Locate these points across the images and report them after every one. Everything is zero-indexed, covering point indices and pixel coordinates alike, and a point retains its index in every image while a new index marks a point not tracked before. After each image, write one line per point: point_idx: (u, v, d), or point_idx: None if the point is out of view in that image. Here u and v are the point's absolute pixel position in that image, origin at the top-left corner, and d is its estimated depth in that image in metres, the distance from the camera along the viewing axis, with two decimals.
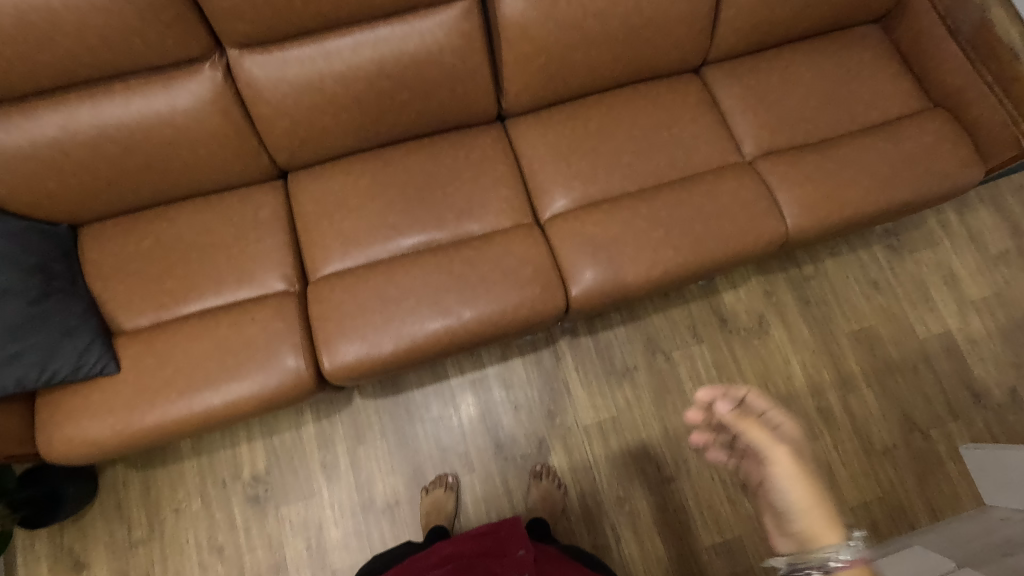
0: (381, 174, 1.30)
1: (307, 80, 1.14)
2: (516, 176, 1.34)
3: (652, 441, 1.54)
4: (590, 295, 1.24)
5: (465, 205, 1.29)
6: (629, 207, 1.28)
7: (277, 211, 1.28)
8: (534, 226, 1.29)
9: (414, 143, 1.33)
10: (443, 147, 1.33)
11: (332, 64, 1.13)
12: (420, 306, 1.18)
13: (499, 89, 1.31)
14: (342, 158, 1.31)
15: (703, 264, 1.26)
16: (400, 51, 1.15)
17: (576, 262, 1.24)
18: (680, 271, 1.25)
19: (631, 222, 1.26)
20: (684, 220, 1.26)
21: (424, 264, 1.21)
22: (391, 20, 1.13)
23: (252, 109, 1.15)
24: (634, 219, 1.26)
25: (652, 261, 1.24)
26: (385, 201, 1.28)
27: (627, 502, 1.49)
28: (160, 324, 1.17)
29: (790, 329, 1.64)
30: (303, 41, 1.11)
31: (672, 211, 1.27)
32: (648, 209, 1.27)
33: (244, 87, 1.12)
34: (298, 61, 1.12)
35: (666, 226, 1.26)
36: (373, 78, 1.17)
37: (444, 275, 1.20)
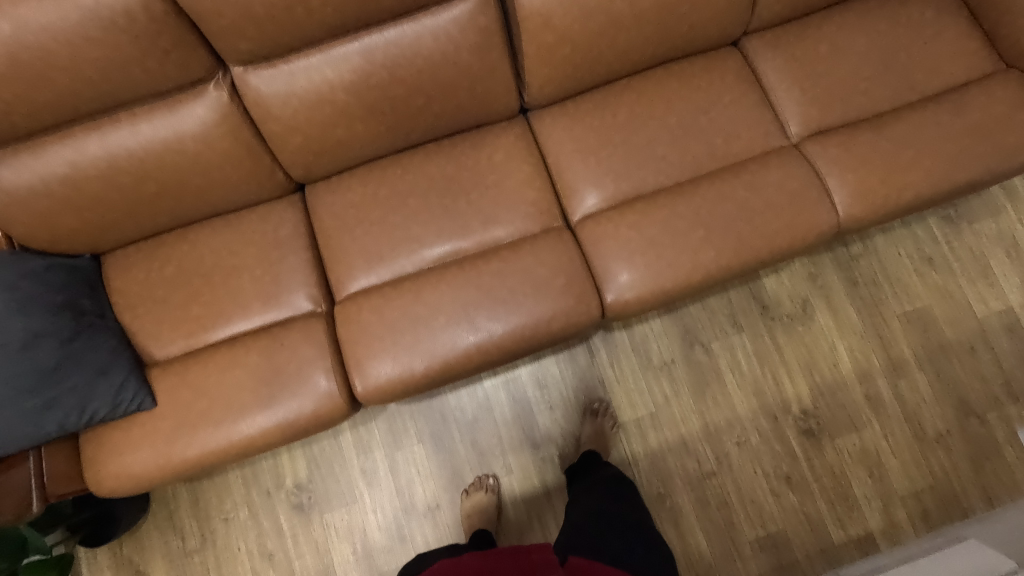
0: (400, 183, 1.23)
1: (316, 92, 1.06)
2: (543, 175, 1.26)
3: (692, 437, 1.50)
4: (627, 303, 1.18)
5: (490, 211, 1.22)
6: (667, 206, 1.20)
7: (297, 227, 1.24)
8: (565, 229, 1.22)
9: (435, 146, 1.26)
10: (464, 149, 1.25)
11: (342, 73, 1.05)
12: (452, 325, 1.14)
13: (520, 82, 1.22)
14: (361, 167, 1.25)
15: (747, 264, 1.18)
16: (412, 54, 1.07)
17: (611, 269, 1.18)
18: (722, 273, 1.18)
19: (668, 221, 1.18)
20: (726, 218, 1.17)
21: (452, 279, 1.16)
22: (403, 20, 1.04)
23: (263, 127, 1.09)
24: (671, 219, 1.18)
25: (692, 264, 1.17)
26: (408, 212, 1.22)
27: (669, 498, 1.47)
28: (191, 353, 1.16)
29: (836, 313, 1.56)
30: (309, 51, 1.03)
31: (714, 208, 1.18)
32: (686, 207, 1.19)
33: (252, 105, 1.06)
34: (306, 73, 1.04)
35: (706, 224, 1.17)
36: (387, 84, 1.09)
37: (473, 290, 1.16)
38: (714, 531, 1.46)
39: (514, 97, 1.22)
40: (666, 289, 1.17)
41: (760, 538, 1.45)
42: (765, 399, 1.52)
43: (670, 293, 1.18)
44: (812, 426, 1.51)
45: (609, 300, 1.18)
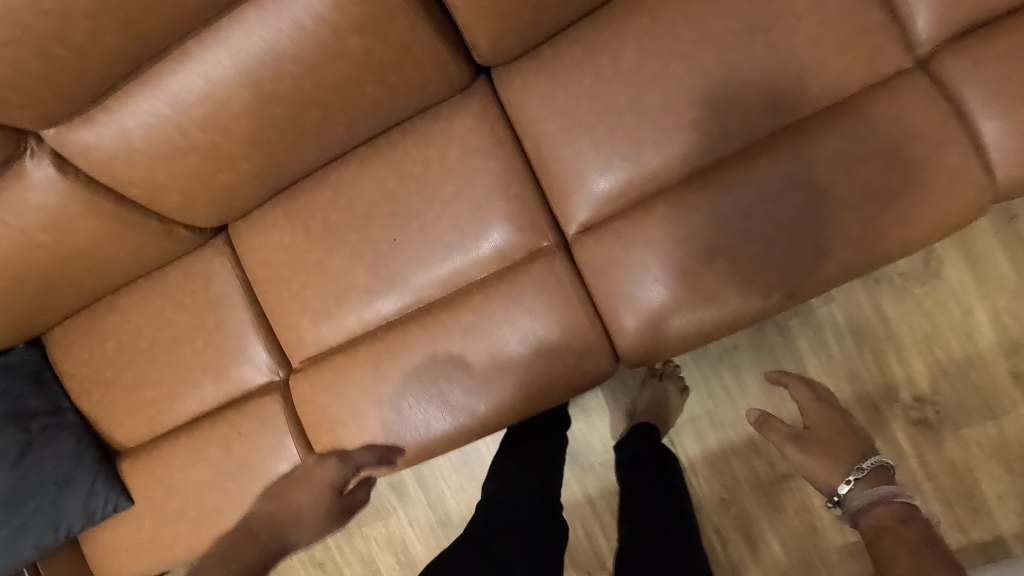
0: (333, 213, 0.93)
1: (165, 140, 0.75)
2: (518, 171, 0.89)
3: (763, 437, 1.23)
4: (648, 351, 0.85)
5: (452, 238, 0.90)
6: (702, 206, 0.80)
7: (229, 281, 1.00)
8: (557, 251, 0.88)
9: (373, 151, 0.92)
10: (405, 151, 0.91)
11: (186, 109, 0.72)
12: (422, 405, 0.91)
13: (461, 40, 0.80)
14: (286, 191, 0.96)
15: (828, 281, 0.79)
16: (275, 57, 0.70)
17: (623, 307, 0.85)
18: (790, 299, 0.80)
19: (702, 230, 0.80)
20: (794, 216, 0.77)
21: (412, 347, 0.91)
22: (243, 10, 0.67)
23: (125, 191, 0.81)
24: (705, 225, 0.80)
25: (741, 293, 0.79)
26: (348, 252, 0.93)
27: (735, 504, 1.26)
28: (156, 440, 1.05)
29: (974, 265, 1.12)
30: (129, 87, 0.71)
31: (775, 204, 0.77)
32: (730, 204, 0.79)
33: (94, 172, 0.78)
34: (140, 120, 0.72)
35: (761, 230, 0.78)
36: (259, 107, 0.74)
37: (439, 361, 0.90)
38: (792, 539, 1.23)
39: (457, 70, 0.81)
40: (704, 332, 0.83)
41: (849, 544, 1.20)
42: (862, 386, 1.17)
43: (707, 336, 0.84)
44: (928, 415, 1.16)
45: (624, 348, 0.87)
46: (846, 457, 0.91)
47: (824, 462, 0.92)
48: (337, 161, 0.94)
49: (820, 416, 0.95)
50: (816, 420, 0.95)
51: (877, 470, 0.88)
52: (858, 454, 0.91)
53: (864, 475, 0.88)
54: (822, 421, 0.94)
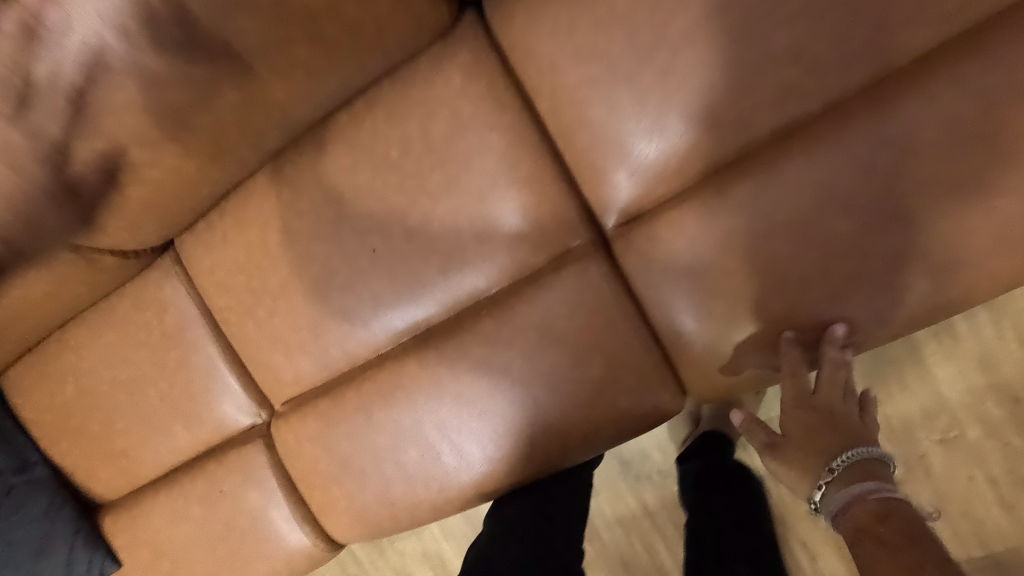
0: (293, 220, 0.71)
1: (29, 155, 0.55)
2: (529, 144, 0.63)
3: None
4: (724, 385, 0.64)
5: (446, 245, 0.66)
6: (813, 183, 0.55)
7: (184, 309, 0.81)
8: (594, 249, 0.63)
9: (334, 132, 0.68)
10: (374, 128, 0.66)
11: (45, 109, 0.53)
12: (437, 479, 0.71)
13: None
14: (231, 196, 0.74)
15: (986, 274, 0.54)
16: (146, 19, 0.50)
17: (689, 325, 0.61)
18: (929, 301, 0.56)
19: (800, 211, 0.56)
20: (930, 182, 0.52)
21: (419, 415, 0.70)
22: None
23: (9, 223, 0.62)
24: (805, 204, 0.55)
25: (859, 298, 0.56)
26: (319, 269, 0.71)
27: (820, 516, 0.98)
28: (137, 493, 0.91)
29: None
30: None
31: (930, 175, 0.52)
32: (839, 169, 0.54)
33: None
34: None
35: (884, 206, 0.54)
36: (148, 98, 0.55)
37: (451, 427, 0.69)
38: None
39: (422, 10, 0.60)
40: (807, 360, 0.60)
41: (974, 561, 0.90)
42: (998, 369, 0.86)
43: (785, 376, 0.59)
44: None
45: (689, 378, 0.65)
46: (817, 456, 0.62)
47: (798, 471, 0.65)
48: (289, 148, 0.71)
49: (801, 425, 0.63)
50: (796, 430, 0.64)
51: (855, 464, 0.60)
52: (833, 449, 0.61)
53: (835, 477, 0.60)
54: (803, 427, 0.63)
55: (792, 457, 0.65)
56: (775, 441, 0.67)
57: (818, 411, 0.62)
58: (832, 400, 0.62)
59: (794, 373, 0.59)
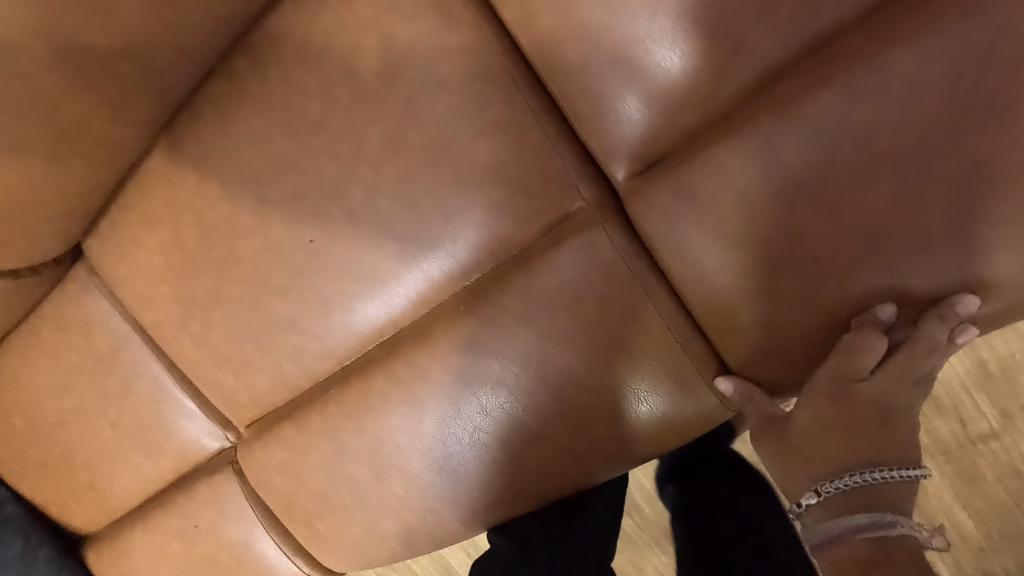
0: (204, 208, 0.54)
1: None
2: (495, 70, 0.44)
3: (943, 377, 0.70)
4: (789, 382, 0.45)
5: (399, 223, 0.49)
6: (942, 79, 0.35)
7: (114, 326, 0.67)
8: (599, 213, 0.46)
9: (234, 88, 0.50)
10: (282, 74, 0.48)
11: None
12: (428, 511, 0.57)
13: None
14: (128, 185, 0.57)
15: None
16: None
17: (743, 310, 0.43)
18: None
19: (911, 131, 0.35)
20: None
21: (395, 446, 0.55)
22: None
23: None
24: (918, 119, 0.35)
25: (1002, 256, 0.37)
26: (248, 268, 0.55)
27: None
28: (110, 529, 0.80)
29: None
30: None
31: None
32: (969, 59, 0.34)
33: None
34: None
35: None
36: None
37: (440, 458, 0.54)
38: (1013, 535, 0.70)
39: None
40: (928, 355, 0.39)
41: None
42: None
43: (854, 356, 0.40)
44: None
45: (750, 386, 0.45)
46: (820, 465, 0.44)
47: (778, 467, 0.47)
48: (182, 117, 0.52)
49: (818, 417, 0.43)
50: (809, 420, 0.43)
51: (855, 493, 0.43)
52: (842, 463, 0.43)
53: (821, 501, 0.44)
54: (823, 419, 0.43)
55: (774, 451, 0.46)
56: (773, 417, 0.45)
57: (855, 407, 0.42)
58: (876, 398, 0.42)
59: (856, 347, 0.40)
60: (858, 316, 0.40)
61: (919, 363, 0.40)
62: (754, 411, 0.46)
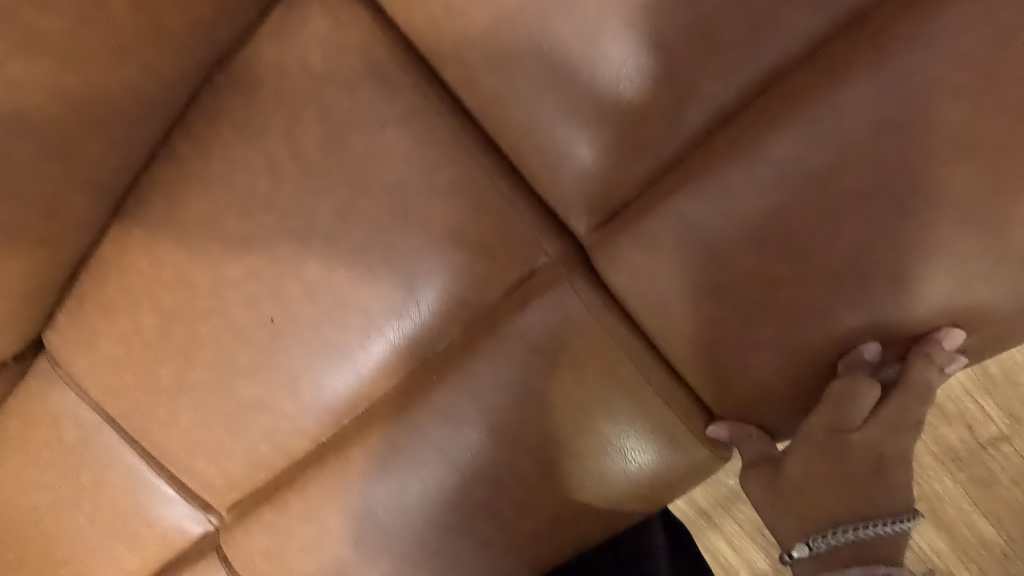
0: (156, 297, 0.51)
1: None
2: (443, 133, 0.43)
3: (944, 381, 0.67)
4: (779, 425, 0.42)
5: (361, 295, 0.46)
6: (901, 112, 0.32)
7: (71, 425, 0.60)
8: (565, 269, 0.44)
9: (176, 170, 0.48)
10: (227, 153, 0.46)
11: None
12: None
13: None
14: (80, 276, 0.54)
15: None
16: None
17: (726, 360, 0.40)
18: None
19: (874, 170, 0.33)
20: None
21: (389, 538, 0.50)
22: None
23: None
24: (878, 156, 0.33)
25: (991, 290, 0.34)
26: (207, 354, 0.51)
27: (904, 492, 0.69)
28: None
29: None
30: None
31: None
32: (926, 89, 0.31)
33: None
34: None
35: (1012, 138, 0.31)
36: None
37: (433, 545, 0.49)
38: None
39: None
40: (920, 395, 0.37)
41: None
42: None
43: (844, 404, 0.37)
44: None
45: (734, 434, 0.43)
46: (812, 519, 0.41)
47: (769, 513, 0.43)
48: (127, 205, 0.50)
49: (819, 465, 0.40)
50: (800, 471, 0.41)
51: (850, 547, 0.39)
52: (843, 513, 0.40)
53: (813, 554, 0.40)
54: (817, 471, 0.40)
55: (767, 503, 0.43)
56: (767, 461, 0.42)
57: (850, 460, 0.39)
58: (870, 448, 0.39)
59: (847, 392, 0.37)
60: (844, 358, 0.37)
61: (912, 406, 0.38)
62: (749, 454, 0.43)
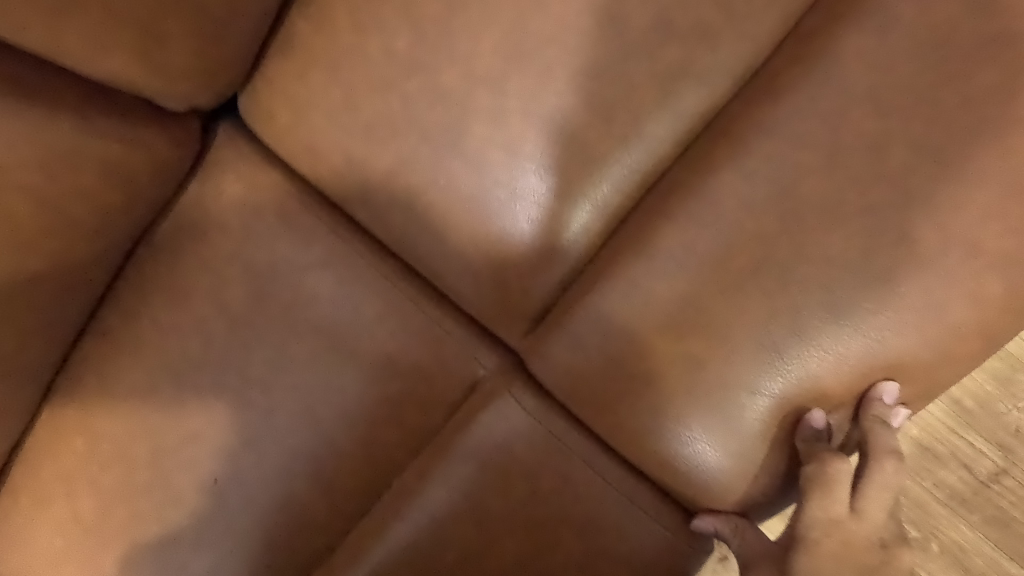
0: (88, 481, 0.48)
1: None
2: (364, 269, 0.44)
3: (926, 422, 0.65)
4: (748, 509, 0.40)
5: (304, 440, 0.45)
6: (768, 193, 0.35)
7: None
8: (504, 381, 0.43)
9: (108, 345, 0.47)
10: (156, 320, 0.47)
11: None
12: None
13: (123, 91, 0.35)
14: (9, 475, 0.50)
15: None
16: None
17: (677, 448, 0.39)
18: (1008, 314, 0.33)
19: (764, 245, 0.35)
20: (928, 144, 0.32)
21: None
22: None
23: None
24: (764, 231, 0.35)
25: (906, 340, 0.34)
26: (143, 538, 0.47)
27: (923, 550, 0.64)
28: None
29: None
30: None
31: (944, 121, 0.32)
32: (788, 170, 0.34)
33: None
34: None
35: (879, 199, 0.33)
36: None
37: None
38: None
39: (102, 152, 0.36)
40: (887, 457, 0.36)
41: None
42: None
43: (823, 488, 0.37)
44: None
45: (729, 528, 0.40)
46: None
47: None
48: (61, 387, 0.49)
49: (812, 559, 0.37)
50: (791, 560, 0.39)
51: None
52: None
53: None
54: (829, 572, 0.37)
55: None
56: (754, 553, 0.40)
57: (850, 546, 0.37)
58: (850, 526, 0.37)
59: (819, 471, 0.37)
60: (799, 433, 0.37)
61: (881, 474, 0.37)
62: (740, 553, 0.40)
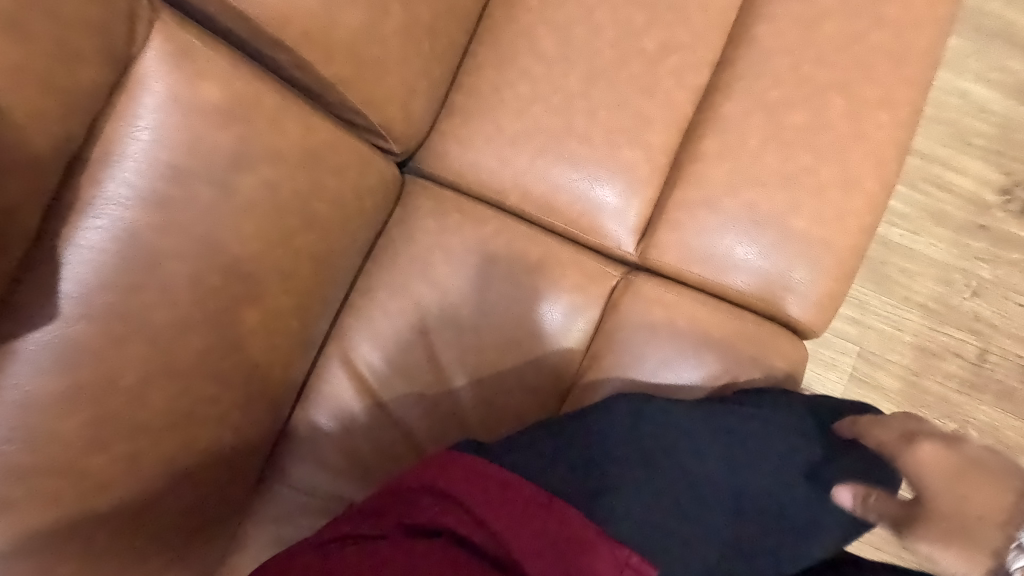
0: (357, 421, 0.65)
1: (69, 455, 0.44)
2: (522, 232, 0.66)
3: (928, 334, 1.01)
4: (819, 304, 0.62)
5: (508, 354, 0.65)
6: (752, 107, 0.62)
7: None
8: (638, 275, 0.65)
9: (353, 326, 0.66)
10: (385, 300, 0.66)
11: (90, 396, 0.44)
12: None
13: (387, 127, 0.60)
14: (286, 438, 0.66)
15: (921, 99, 0.61)
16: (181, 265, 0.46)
17: (758, 273, 0.62)
18: (898, 140, 0.61)
19: (764, 132, 0.62)
20: (827, 61, 0.61)
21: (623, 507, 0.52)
22: (105, 209, 0.42)
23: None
24: (762, 125, 0.62)
25: (857, 163, 0.60)
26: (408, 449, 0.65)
27: None
28: None
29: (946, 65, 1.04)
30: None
31: (828, 48, 0.61)
32: (763, 92, 0.62)
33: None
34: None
35: (815, 91, 0.61)
36: (181, 353, 0.48)
37: None
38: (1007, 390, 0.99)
39: (378, 165, 0.59)
40: None
41: None
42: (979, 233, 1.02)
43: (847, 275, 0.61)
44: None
45: (807, 321, 0.63)
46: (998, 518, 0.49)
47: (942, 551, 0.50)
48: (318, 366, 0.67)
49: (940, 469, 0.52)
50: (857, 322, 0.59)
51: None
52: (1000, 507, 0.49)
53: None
54: (946, 473, 0.52)
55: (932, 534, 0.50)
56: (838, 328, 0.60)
57: None
58: None
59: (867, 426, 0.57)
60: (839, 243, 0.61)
61: None
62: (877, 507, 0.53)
